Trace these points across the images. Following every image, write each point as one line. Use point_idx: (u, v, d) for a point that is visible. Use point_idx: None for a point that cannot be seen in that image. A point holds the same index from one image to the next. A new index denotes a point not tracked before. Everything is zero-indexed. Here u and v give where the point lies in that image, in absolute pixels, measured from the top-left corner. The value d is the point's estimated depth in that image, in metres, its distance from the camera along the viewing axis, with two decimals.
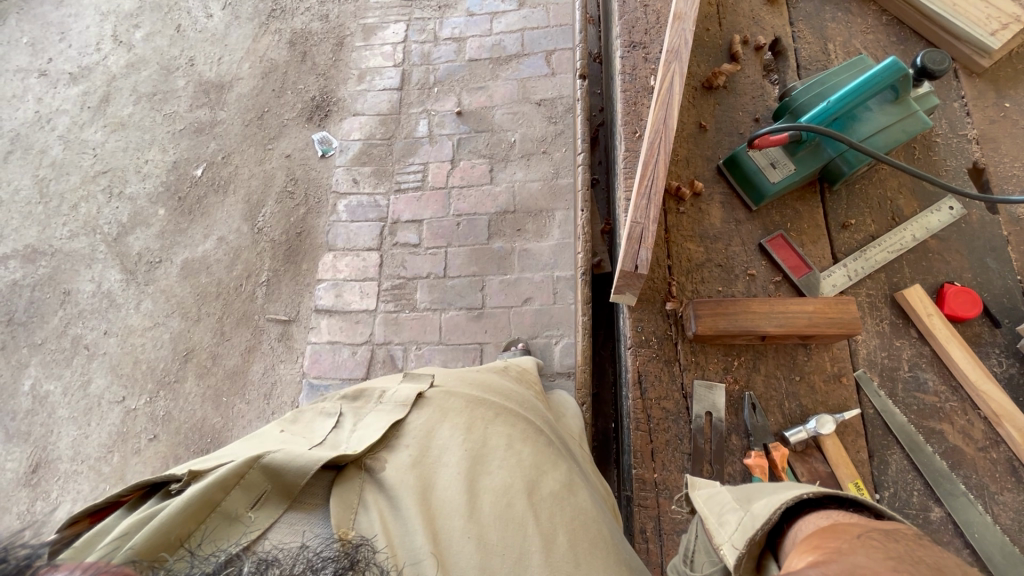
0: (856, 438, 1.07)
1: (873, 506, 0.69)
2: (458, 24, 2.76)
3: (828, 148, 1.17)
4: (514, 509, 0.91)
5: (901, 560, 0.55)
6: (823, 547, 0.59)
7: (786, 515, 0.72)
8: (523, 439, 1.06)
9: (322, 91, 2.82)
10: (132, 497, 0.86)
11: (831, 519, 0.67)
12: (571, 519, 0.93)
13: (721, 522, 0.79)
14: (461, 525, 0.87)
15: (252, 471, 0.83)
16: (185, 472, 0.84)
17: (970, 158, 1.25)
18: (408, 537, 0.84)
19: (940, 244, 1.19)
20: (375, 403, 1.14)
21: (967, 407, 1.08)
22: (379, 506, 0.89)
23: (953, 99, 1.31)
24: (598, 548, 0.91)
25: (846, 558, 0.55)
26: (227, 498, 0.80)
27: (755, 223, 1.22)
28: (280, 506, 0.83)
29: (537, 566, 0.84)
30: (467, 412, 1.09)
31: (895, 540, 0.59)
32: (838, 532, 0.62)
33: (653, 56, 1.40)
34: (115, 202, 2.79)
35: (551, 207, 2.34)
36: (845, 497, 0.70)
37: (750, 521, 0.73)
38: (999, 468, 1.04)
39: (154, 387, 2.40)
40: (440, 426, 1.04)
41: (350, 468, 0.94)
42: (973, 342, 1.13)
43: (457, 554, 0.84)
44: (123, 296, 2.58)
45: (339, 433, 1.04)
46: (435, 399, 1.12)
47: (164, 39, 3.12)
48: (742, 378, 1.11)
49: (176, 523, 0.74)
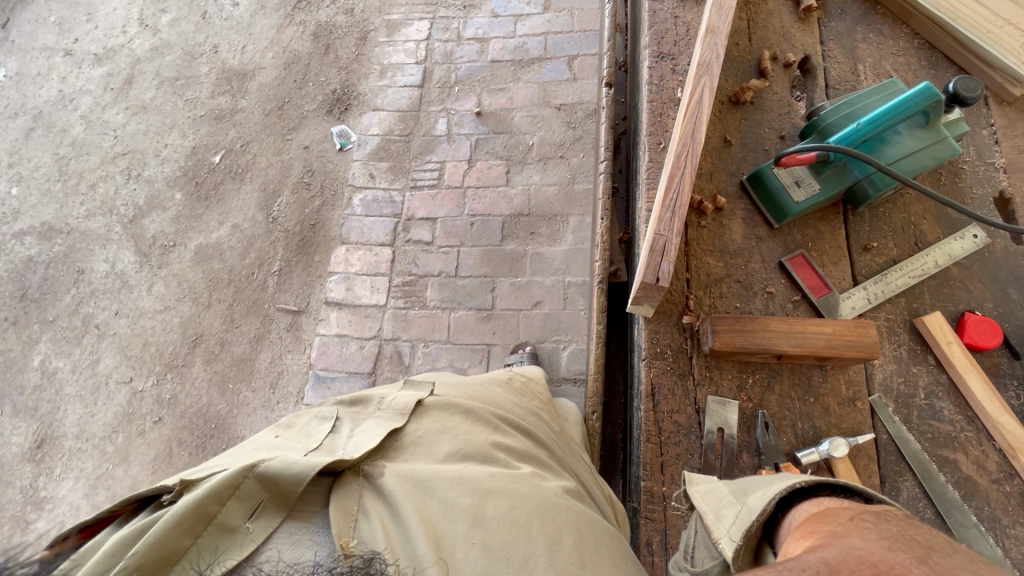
0: (868, 462, 1.06)
1: (865, 491, 0.70)
2: (481, 25, 2.76)
3: (854, 170, 1.16)
4: (517, 514, 0.91)
5: (895, 538, 0.56)
6: (819, 531, 0.61)
7: (780, 506, 0.74)
8: (521, 455, 1.06)
9: (343, 85, 2.83)
10: (124, 512, 0.85)
11: (823, 505, 0.69)
12: (577, 519, 0.94)
13: (719, 517, 0.80)
14: (464, 531, 0.87)
15: (247, 481, 0.82)
16: (176, 483, 0.84)
17: (997, 187, 1.24)
18: (409, 543, 0.83)
19: (962, 272, 1.19)
20: (374, 410, 1.13)
21: (982, 438, 1.07)
22: (379, 514, 0.87)
23: (982, 126, 1.30)
24: (603, 549, 0.91)
25: (840, 540, 0.57)
26: (223, 511, 0.80)
27: (777, 241, 1.22)
28: (277, 516, 0.82)
29: (543, 570, 0.84)
30: (466, 425, 1.09)
31: (888, 519, 0.60)
32: (833, 517, 0.63)
33: (681, 68, 1.40)
34: (133, 183, 2.81)
35: (566, 212, 2.34)
36: (836, 484, 0.72)
37: (747, 514, 0.75)
38: (1011, 501, 1.03)
39: (162, 370, 2.42)
40: (437, 441, 1.05)
41: (347, 473, 0.92)
42: (992, 372, 1.12)
43: (460, 559, 0.82)
44: (136, 278, 2.60)
45: (336, 438, 1.04)
46: (434, 409, 1.12)
47: (189, 25, 3.14)
48: (756, 396, 1.11)
49: (172, 537, 0.75)
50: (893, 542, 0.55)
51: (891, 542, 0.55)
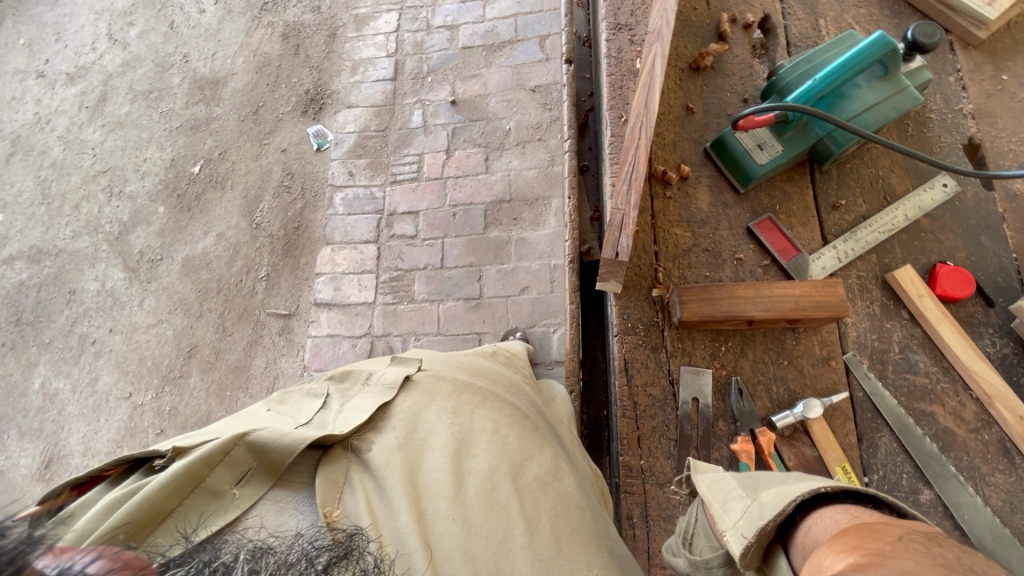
0: (845, 421, 1.06)
1: (895, 504, 0.63)
2: (450, 12, 2.72)
3: (816, 128, 1.14)
4: (499, 492, 0.89)
5: (950, 565, 0.48)
6: (862, 546, 0.53)
7: (798, 507, 0.67)
8: (509, 423, 1.04)
9: (316, 84, 2.80)
10: (115, 472, 0.85)
11: (852, 515, 0.62)
12: (555, 504, 0.91)
13: (726, 507, 0.74)
14: (445, 507, 0.86)
15: (237, 448, 0.82)
16: (169, 448, 0.83)
17: (965, 133, 1.22)
18: (392, 517, 0.83)
19: (933, 223, 1.17)
20: (362, 385, 1.12)
21: (959, 389, 1.06)
22: (365, 486, 0.87)
23: (948, 73, 1.27)
24: (581, 535, 0.88)
25: (891, 561, 0.49)
26: (211, 475, 0.80)
27: (743, 206, 1.20)
28: (265, 483, 0.82)
29: (521, 549, 0.83)
30: (455, 396, 1.06)
31: (939, 543, 0.52)
32: (875, 531, 0.55)
33: (639, 38, 1.37)
34: (116, 200, 2.81)
35: (548, 195, 2.33)
36: (865, 493, 0.65)
37: (758, 510, 0.69)
38: (990, 449, 1.02)
39: (160, 383, 2.44)
40: (427, 409, 1.03)
41: (336, 448, 0.92)
42: (966, 322, 1.11)
43: (441, 536, 0.82)
44: (127, 294, 2.62)
45: (326, 413, 1.03)
46: (423, 383, 1.09)
47: (158, 36, 3.11)
48: (729, 363, 1.11)
49: (160, 497, 0.74)
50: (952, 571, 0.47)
51: (949, 569, 0.48)
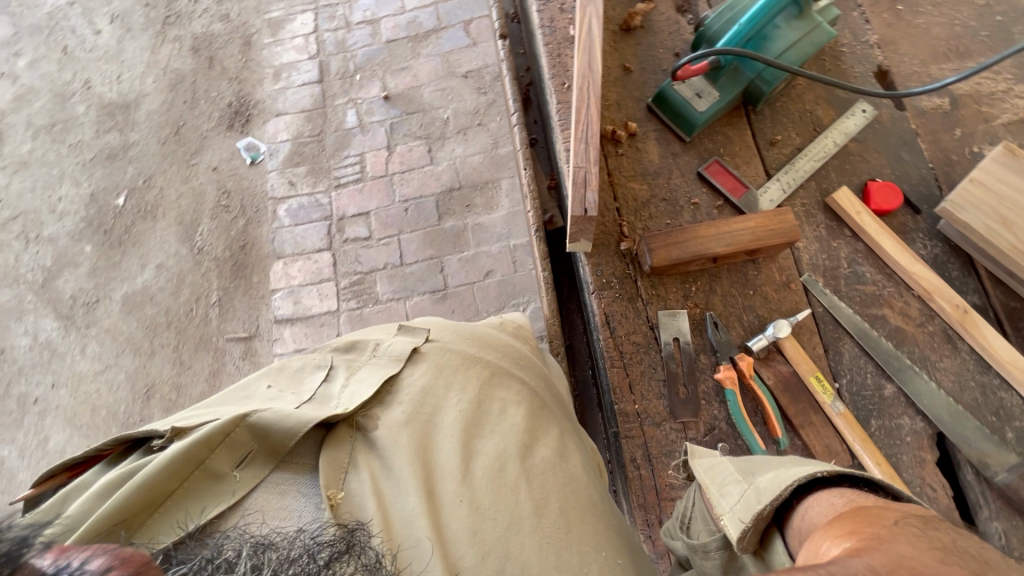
0: (811, 336, 1.15)
1: (890, 487, 0.67)
2: (367, 6, 2.67)
3: (746, 70, 1.21)
4: (507, 475, 0.90)
5: (944, 550, 0.53)
6: (859, 532, 0.56)
7: (795, 492, 0.71)
8: (518, 401, 1.03)
9: (237, 96, 2.67)
10: (113, 452, 0.82)
11: (847, 499, 0.66)
12: (562, 487, 0.92)
13: (724, 493, 0.78)
14: (453, 488, 0.86)
15: (238, 430, 0.79)
16: (167, 428, 0.79)
17: (875, 62, 1.33)
18: (400, 497, 0.83)
19: (859, 146, 1.27)
20: (368, 355, 1.06)
21: (902, 290, 1.17)
22: (371, 466, 0.87)
23: (852, 9, 1.38)
24: (587, 519, 0.90)
25: (887, 544, 0.53)
26: (212, 457, 0.77)
27: (691, 153, 1.26)
28: (266, 466, 0.80)
29: (529, 532, 0.84)
30: (465, 369, 1.03)
31: (934, 526, 0.56)
32: (873, 514, 0.59)
33: (568, 6, 1.41)
34: (34, 246, 2.59)
35: (496, 177, 2.35)
36: (859, 477, 0.69)
37: (755, 495, 0.72)
38: (936, 338, 1.14)
39: (120, 431, 2.29)
40: (435, 383, 0.99)
41: (341, 426, 0.90)
42: (900, 231, 1.22)
43: (450, 520, 0.83)
44: (64, 344, 2.43)
45: (330, 386, 1.00)
46: (432, 353, 1.04)
47: (52, 64, 2.87)
48: (701, 301, 1.17)
49: (158, 481, 0.72)
50: (945, 556, 0.51)
51: (941, 554, 0.52)
